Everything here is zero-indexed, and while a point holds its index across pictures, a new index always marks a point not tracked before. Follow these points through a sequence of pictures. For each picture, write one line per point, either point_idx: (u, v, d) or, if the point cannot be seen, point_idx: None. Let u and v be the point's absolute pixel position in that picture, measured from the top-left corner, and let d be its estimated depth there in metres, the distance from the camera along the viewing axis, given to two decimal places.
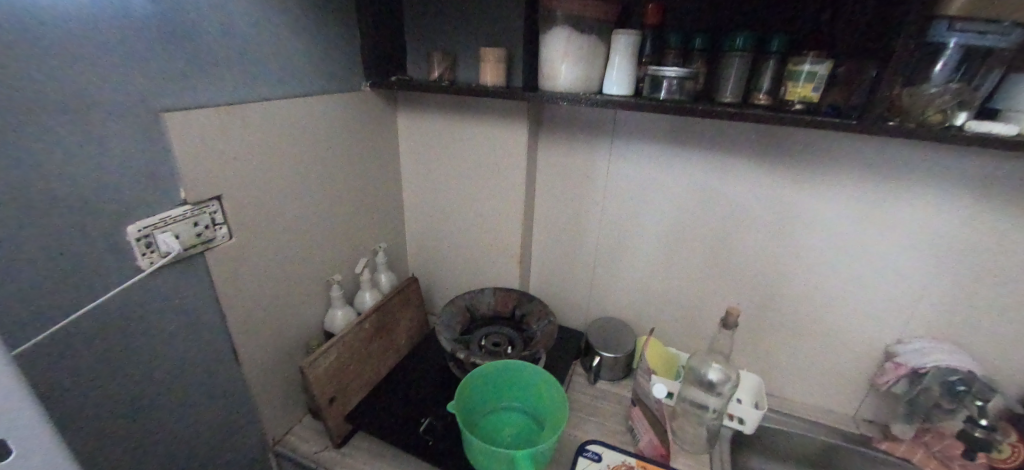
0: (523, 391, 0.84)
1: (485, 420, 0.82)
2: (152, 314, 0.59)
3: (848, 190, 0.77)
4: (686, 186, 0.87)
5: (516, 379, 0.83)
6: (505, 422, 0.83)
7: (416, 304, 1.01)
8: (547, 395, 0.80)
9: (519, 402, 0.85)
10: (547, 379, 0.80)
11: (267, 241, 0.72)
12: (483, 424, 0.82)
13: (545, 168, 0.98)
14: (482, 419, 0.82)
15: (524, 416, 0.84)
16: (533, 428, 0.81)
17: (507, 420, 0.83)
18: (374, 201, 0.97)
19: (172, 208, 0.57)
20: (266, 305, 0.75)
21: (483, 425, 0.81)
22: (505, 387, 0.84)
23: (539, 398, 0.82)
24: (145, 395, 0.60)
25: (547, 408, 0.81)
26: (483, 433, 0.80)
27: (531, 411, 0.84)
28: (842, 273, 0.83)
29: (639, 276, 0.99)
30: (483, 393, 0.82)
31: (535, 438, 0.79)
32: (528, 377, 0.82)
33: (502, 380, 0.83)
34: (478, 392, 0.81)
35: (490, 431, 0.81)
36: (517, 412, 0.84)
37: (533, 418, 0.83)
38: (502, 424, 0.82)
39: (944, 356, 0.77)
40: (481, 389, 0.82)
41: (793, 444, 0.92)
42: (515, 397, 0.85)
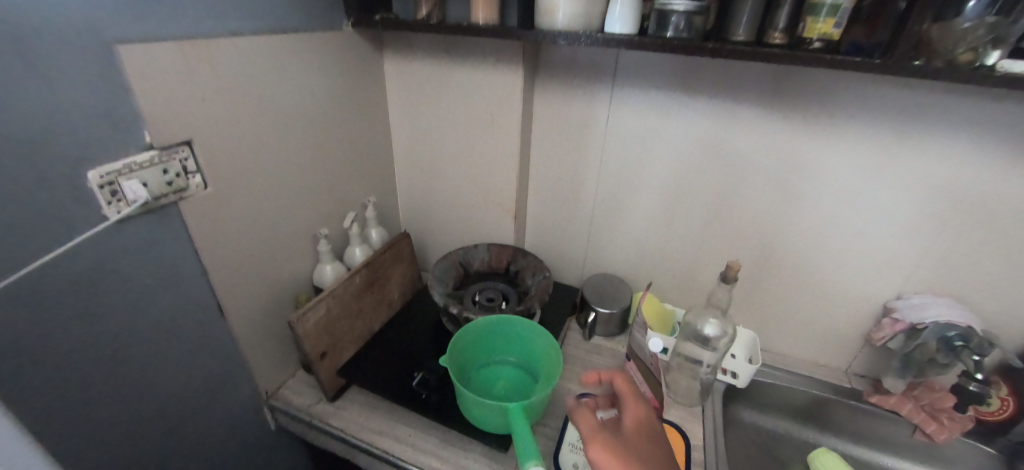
0: (517, 345, 0.83)
1: (479, 374, 0.82)
2: (127, 267, 0.56)
3: (861, 139, 0.72)
4: (689, 136, 0.83)
5: (510, 333, 0.82)
6: (498, 376, 0.82)
7: (408, 259, 0.99)
8: (541, 350, 0.80)
9: (513, 356, 0.84)
10: (541, 333, 0.78)
11: (248, 192, 0.68)
12: (476, 377, 0.81)
13: (541, 117, 0.93)
14: (476, 373, 0.82)
15: (517, 370, 0.83)
16: (526, 382, 0.81)
17: (500, 373, 0.82)
18: (361, 152, 0.92)
19: (136, 153, 0.53)
20: (251, 260, 0.72)
21: (476, 378, 0.81)
22: (498, 341, 0.83)
23: (533, 352, 0.82)
24: (127, 350, 0.58)
25: (541, 362, 0.80)
26: (476, 386, 0.79)
27: (525, 366, 0.83)
28: (847, 227, 0.80)
29: (637, 231, 0.97)
30: (476, 347, 0.81)
31: (528, 391, 0.79)
32: (522, 331, 0.81)
33: (497, 333, 0.82)
34: (472, 345, 0.81)
35: (483, 384, 0.80)
36: (511, 366, 0.84)
37: (527, 372, 0.82)
38: (495, 377, 0.82)
39: (945, 311, 0.76)
40: (474, 343, 0.81)
41: (784, 397, 0.93)
42: (509, 352, 0.84)
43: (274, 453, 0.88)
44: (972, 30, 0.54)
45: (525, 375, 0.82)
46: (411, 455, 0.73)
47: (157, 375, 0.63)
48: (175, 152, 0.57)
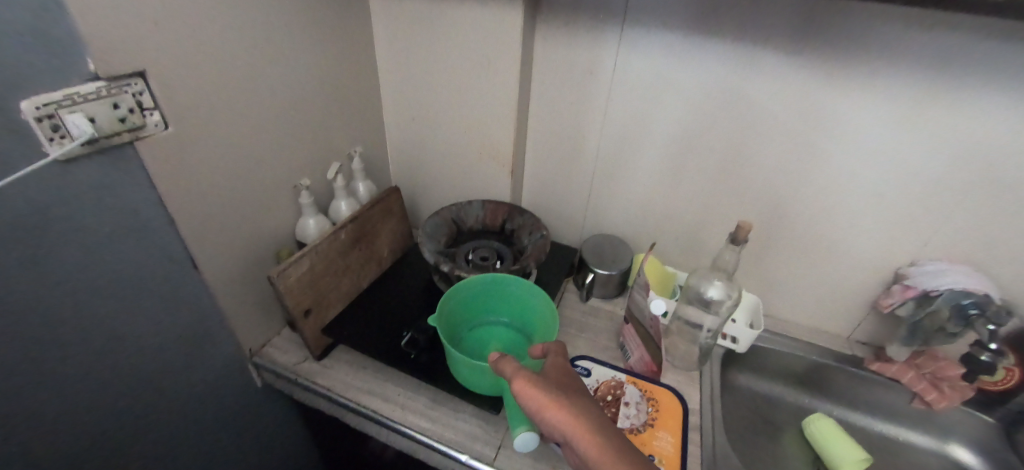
0: (510, 306, 0.80)
1: (470, 334, 0.79)
2: (80, 213, 0.51)
3: (893, 88, 0.66)
4: (702, 85, 0.76)
5: (503, 293, 0.78)
6: (491, 337, 0.79)
7: (398, 215, 0.94)
8: (536, 311, 0.76)
9: (506, 317, 0.81)
10: (537, 293, 0.75)
11: (216, 135, 0.62)
12: (467, 338, 0.78)
13: (541, 63, 0.85)
14: (467, 332, 0.79)
15: (510, 331, 0.80)
16: (519, 343, 0.78)
17: (492, 334, 0.79)
18: (345, 96, 0.85)
19: (80, 83, 0.47)
20: (224, 210, 0.67)
21: (467, 339, 0.78)
22: (490, 301, 0.80)
23: (527, 313, 0.78)
24: (86, 302, 0.54)
25: (536, 323, 0.77)
26: (467, 348, 0.76)
27: (519, 327, 0.80)
28: (866, 188, 0.75)
29: (640, 189, 0.91)
30: (467, 307, 0.78)
31: (521, 352, 0.76)
32: (516, 292, 0.77)
33: (489, 293, 0.78)
34: (462, 305, 0.77)
35: (474, 345, 0.77)
36: (504, 327, 0.80)
37: (521, 333, 0.79)
38: (487, 339, 0.78)
39: (961, 277, 0.72)
40: (465, 303, 0.77)
41: (783, 363, 0.91)
42: (502, 312, 0.81)
43: (261, 410, 0.86)
44: None
45: (518, 336, 0.79)
46: (400, 415, 0.71)
47: (125, 329, 0.59)
48: (126, 84, 0.50)
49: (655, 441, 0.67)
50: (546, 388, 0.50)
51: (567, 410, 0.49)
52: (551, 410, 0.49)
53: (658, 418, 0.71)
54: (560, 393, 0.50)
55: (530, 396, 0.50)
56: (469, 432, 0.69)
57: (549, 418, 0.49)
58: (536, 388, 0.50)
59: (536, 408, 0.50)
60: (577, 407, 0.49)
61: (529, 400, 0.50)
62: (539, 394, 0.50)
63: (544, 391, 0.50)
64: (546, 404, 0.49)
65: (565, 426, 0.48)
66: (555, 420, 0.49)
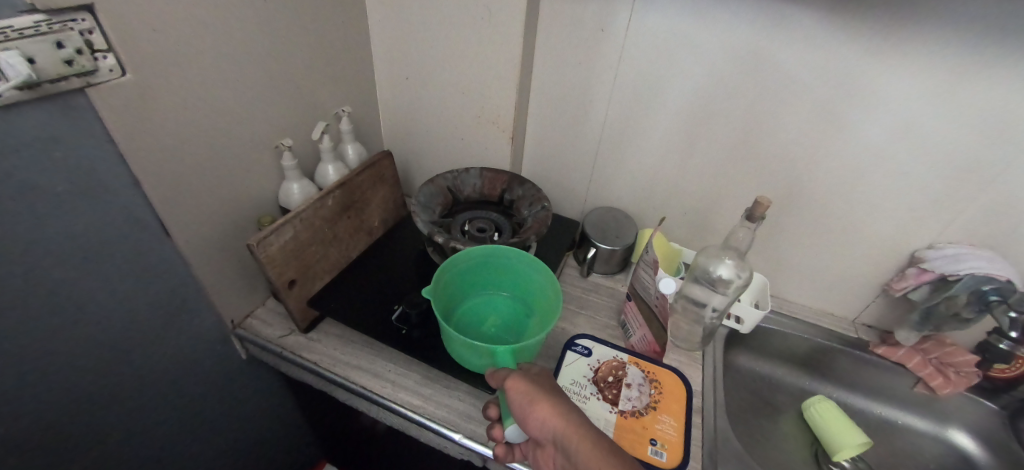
0: (509, 279, 0.76)
1: (466, 308, 0.75)
2: (25, 169, 0.45)
3: (934, 54, 0.60)
4: (724, 45, 0.69)
5: (502, 266, 0.74)
6: (488, 311, 0.75)
7: (390, 183, 0.88)
8: (537, 284, 0.72)
9: (505, 291, 0.77)
10: (537, 266, 0.71)
11: (183, 85, 0.55)
12: (463, 312, 0.74)
13: (548, 17, 0.77)
14: (462, 306, 0.75)
15: (510, 306, 0.76)
16: (519, 318, 0.74)
17: (490, 310, 0.75)
18: (330, 49, 0.77)
19: (13, 16, 0.40)
20: (197, 171, 0.61)
21: (463, 313, 0.74)
22: (488, 274, 0.76)
23: (528, 286, 0.75)
24: (41, 269, 0.49)
25: (536, 297, 0.73)
26: (463, 323, 0.72)
27: (519, 301, 0.76)
28: (891, 165, 0.70)
29: (648, 160, 0.86)
30: (462, 280, 0.74)
31: (522, 327, 0.72)
32: (516, 264, 0.73)
33: (485, 266, 0.74)
34: (457, 278, 0.73)
35: (470, 319, 0.73)
36: (503, 301, 0.77)
37: (521, 308, 0.75)
38: (484, 314, 0.75)
39: (981, 262, 0.68)
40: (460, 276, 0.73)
41: (785, 345, 0.88)
42: (501, 286, 0.77)
43: (246, 382, 0.83)
44: None
45: (518, 311, 0.75)
46: (390, 392, 0.67)
47: (88, 298, 0.54)
48: (71, 20, 0.44)
49: (657, 425, 0.65)
50: (533, 384, 0.51)
51: (554, 406, 0.49)
52: (537, 405, 0.50)
53: (660, 401, 0.68)
54: (547, 391, 0.51)
55: (519, 392, 0.51)
56: (462, 411, 0.65)
57: (536, 414, 0.50)
58: (525, 383, 0.52)
59: (524, 403, 0.51)
60: (563, 401, 0.50)
61: (518, 397, 0.51)
62: (525, 389, 0.51)
63: (533, 387, 0.51)
64: (533, 398, 0.50)
65: (549, 422, 0.49)
66: (540, 411, 0.49)
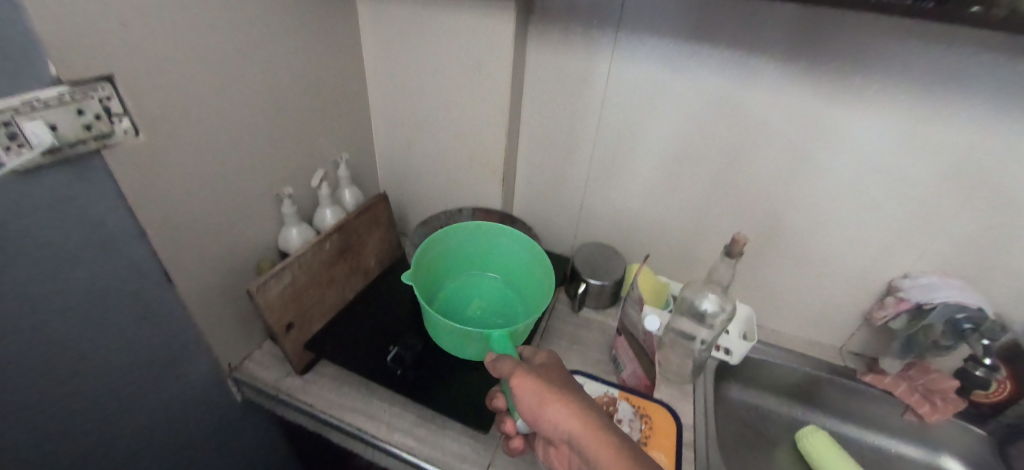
0: (496, 260, 0.87)
1: (454, 292, 0.84)
2: (41, 227, 0.47)
3: (888, 101, 0.65)
4: (697, 93, 0.74)
5: (489, 247, 0.85)
6: (475, 296, 0.84)
7: (386, 224, 0.91)
8: (525, 266, 0.84)
9: (491, 273, 0.88)
10: (527, 247, 0.82)
11: (192, 142, 0.59)
12: (450, 292, 0.83)
13: (534, 69, 0.83)
14: (451, 290, 0.84)
15: (496, 288, 0.86)
16: (505, 300, 0.84)
17: (476, 291, 0.85)
18: (329, 101, 0.82)
19: (41, 89, 0.44)
20: (201, 220, 0.64)
21: (453, 296, 0.83)
22: (475, 255, 0.86)
23: (514, 268, 0.86)
24: (47, 322, 0.51)
25: (523, 278, 0.85)
26: (450, 302, 0.81)
27: (506, 284, 0.87)
28: (861, 200, 0.74)
29: (633, 198, 0.90)
30: (449, 259, 0.84)
31: (505, 309, 0.81)
32: (505, 246, 0.85)
33: (473, 245, 0.85)
34: (443, 257, 0.83)
35: (457, 299, 0.83)
36: (490, 283, 0.87)
37: (504, 294, 0.85)
38: (470, 295, 0.84)
39: (952, 291, 0.71)
40: (447, 255, 0.83)
41: (777, 375, 0.89)
42: (487, 268, 0.87)
43: (241, 427, 0.83)
44: None
45: (504, 293, 0.85)
46: (385, 434, 0.68)
47: (92, 347, 0.56)
48: (92, 89, 0.47)
49: None
50: (545, 382, 0.52)
51: (568, 405, 0.51)
52: (551, 404, 0.51)
53: (651, 437, 0.69)
54: (559, 389, 0.52)
55: (526, 389, 0.52)
56: (457, 452, 0.66)
57: (549, 413, 0.50)
58: (531, 380, 0.53)
59: (536, 402, 0.51)
60: (574, 399, 0.51)
61: (528, 397, 0.52)
62: (536, 389, 0.52)
63: (540, 385, 0.52)
64: (546, 397, 0.51)
65: (565, 421, 0.50)
66: (553, 412, 0.51)
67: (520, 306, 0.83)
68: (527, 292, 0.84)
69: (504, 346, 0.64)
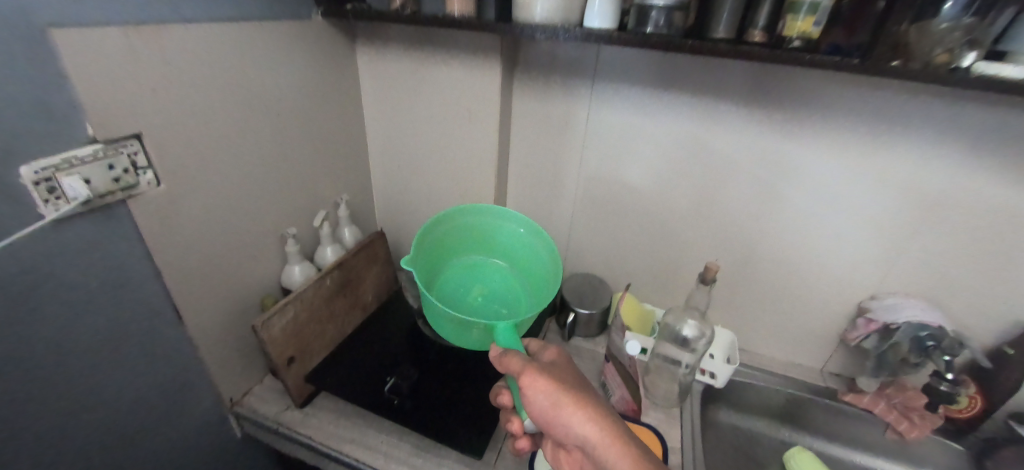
0: (499, 247, 0.82)
1: (454, 276, 0.80)
2: (69, 270, 0.52)
3: (838, 138, 0.72)
4: (668, 134, 0.81)
5: (492, 233, 0.81)
6: (475, 283, 0.80)
7: (384, 260, 0.96)
8: (530, 255, 0.80)
9: (494, 259, 0.83)
10: (533, 235, 0.78)
11: (206, 189, 0.64)
12: (449, 277, 0.79)
13: (520, 114, 0.90)
14: (451, 274, 0.80)
15: (498, 275, 0.82)
16: (508, 289, 0.80)
17: (476, 277, 0.81)
18: (330, 147, 0.89)
19: (77, 147, 0.50)
20: (210, 260, 0.68)
21: (453, 281, 0.79)
22: (476, 240, 0.81)
23: (519, 255, 0.81)
24: (67, 359, 0.54)
25: (528, 267, 0.80)
26: (450, 290, 0.77)
27: (508, 271, 0.82)
28: (825, 228, 0.80)
29: (616, 230, 0.96)
30: (448, 244, 0.79)
31: (508, 301, 0.77)
32: (508, 231, 0.80)
33: (474, 230, 0.81)
34: (442, 242, 0.78)
35: (456, 285, 0.78)
36: (492, 270, 0.82)
37: (507, 283, 0.81)
38: (470, 281, 0.80)
39: (917, 312, 0.75)
40: (447, 240, 0.79)
41: (762, 397, 0.92)
42: (490, 253, 0.83)
43: (240, 463, 0.84)
44: (948, 31, 0.53)
45: (506, 281, 0.81)
46: (382, 464, 0.70)
47: (105, 383, 0.59)
48: (122, 146, 0.53)
49: None
50: (560, 384, 0.51)
51: (585, 408, 0.50)
52: (569, 408, 0.50)
53: None
54: (575, 392, 0.51)
55: (538, 389, 0.51)
56: None
57: (566, 417, 0.50)
58: (544, 380, 0.51)
59: (552, 405, 0.50)
60: (590, 402, 0.51)
61: (545, 401, 0.51)
62: (553, 392, 0.51)
63: (553, 388, 0.51)
64: (563, 402, 0.50)
65: (582, 425, 0.50)
66: (566, 414, 0.50)
67: (523, 294, 0.79)
68: (532, 281, 0.79)
69: (509, 340, 0.61)
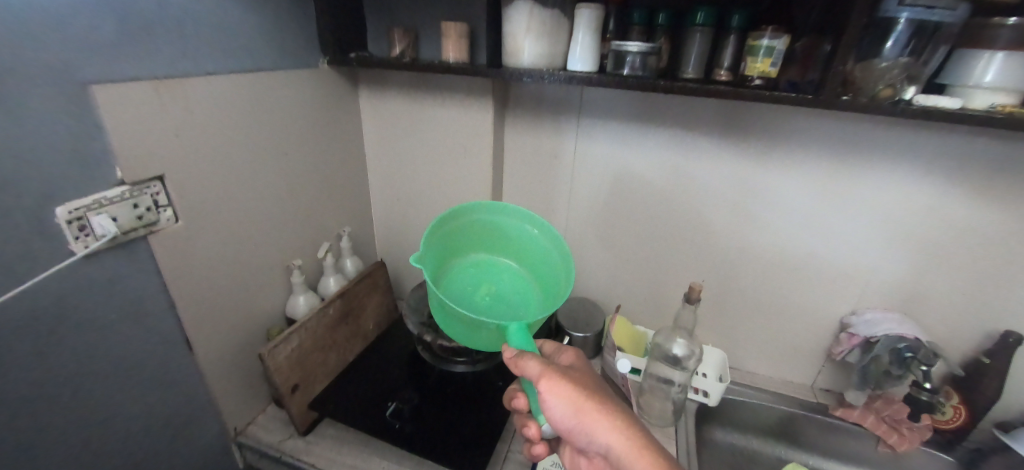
0: (509, 245, 0.74)
1: (460, 271, 0.72)
2: (91, 302, 0.56)
3: (805, 165, 0.77)
4: (649, 162, 0.87)
5: (502, 230, 0.73)
6: (483, 279, 0.72)
7: (384, 289, 1.00)
8: (543, 254, 0.72)
9: (503, 259, 0.75)
10: (547, 233, 0.71)
11: (218, 224, 0.69)
12: (455, 276, 0.71)
13: (512, 148, 0.97)
14: (456, 269, 0.72)
15: (508, 275, 0.74)
16: (519, 290, 0.72)
17: (484, 276, 0.73)
18: (334, 183, 0.94)
19: (107, 189, 0.55)
20: (220, 291, 0.72)
21: (458, 276, 0.71)
22: (484, 237, 0.74)
23: (530, 255, 0.74)
24: (85, 387, 0.57)
25: (540, 268, 0.73)
26: (456, 288, 0.69)
27: (519, 273, 0.74)
28: (803, 248, 0.84)
29: (607, 254, 1.00)
30: (455, 241, 0.71)
31: (519, 301, 0.70)
32: (519, 228, 0.73)
33: (483, 227, 0.73)
34: (449, 238, 0.70)
35: (463, 284, 0.70)
36: (500, 270, 0.74)
37: (518, 281, 0.74)
38: (478, 280, 0.72)
39: (893, 325, 0.79)
40: (453, 236, 0.71)
41: (754, 415, 0.94)
42: (499, 252, 0.75)
43: None
44: (889, 68, 0.59)
45: (517, 282, 0.73)
46: None
47: (117, 410, 0.62)
48: (146, 187, 0.58)
49: None
50: (582, 389, 0.52)
51: (608, 413, 0.51)
52: (591, 413, 0.51)
53: None
54: (596, 397, 0.52)
55: (557, 393, 0.51)
56: None
57: (589, 422, 0.51)
58: (562, 384, 0.52)
59: (575, 410, 0.51)
60: (613, 407, 0.52)
61: (567, 406, 0.51)
62: (575, 396, 0.51)
63: (575, 392, 0.52)
64: (585, 406, 0.51)
65: (606, 429, 0.50)
66: (584, 418, 0.51)
67: (535, 297, 0.71)
68: (545, 284, 0.72)
69: (523, 341, 0.57)
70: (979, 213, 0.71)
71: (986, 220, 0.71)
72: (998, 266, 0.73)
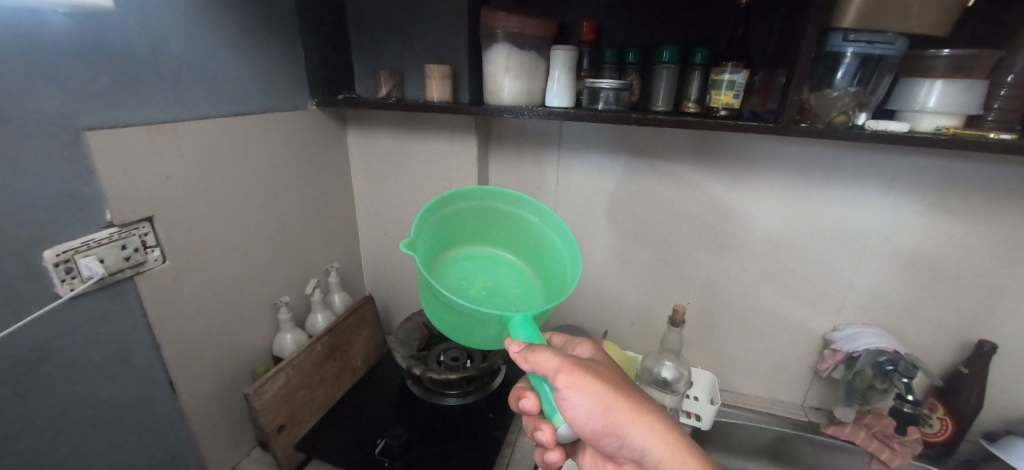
0: (508, 236, 0.70)
1: (451, 265, 0.67)
2: (75, 345, 0.56)
3: (772, 186, 0.81)
4: (626, 187, 0.91)
5: (499, 220, 0.69)
6: (477, 273, 0.67)
7: (373, 323, 0.99)
8: (545, 244, 0.67)
9: (500, 251, 0.71)
10: (547, 221, 0.66)
11: (205, 262, 0.70)
12: (449, 269, 0.66)
13: (496, 179, 1.00)
14: (447, 262, 0.67)
15: (506, 269, 0.69)
16: (518, 285, 0.67)
17: (480, 270, 0.68)
18: (321, 218, 0.95)
19: (96, 230, 0.56)
20: (205, 330, 0.72)
21: (450, 271, 0.66)
22: (477, 227, 0.69)
23: (530, 245, 0.69)
24: (59, 432, 0.56)
25: (540, 257, 0.68)
26: (450, 282, 0.64)
27: (518, 267, 0.70)
28: (781, 266, 0.87)
29: (593, 279, 1.02)
30: (447, 231, 0.66)
31: (519, 295, 0.65)
32: (519, 218, 0.68)
33: (476, 218, 0.68)
34: (440, 228, 0.65)
35: (457, 278, 0.65)
36: (496, 263, 0.70)
37: (518, 273, 0.69)
38: (474, 274, 0.67)
39: (872, 338, 0.80)
40: (444, 225, 0.66)
41: (749, 437, 0.94)
42: (495, 244, 0.71)
43: None
44: (840, 97, 0.64)
45: (517, 276, 0.69)
46: None
47: (92, 457, 0.60)
48: (135, 228, 0.60)
49: None
50: (609, 385, 0.51)
51: (639, 409, 0.50)
52: (621, 409, 0.50)
53: None
54: (624, 392, 0.51)
55: (579, 389, 0.50)
56: None
57: (620, 419, 0.50)
58: (584, 379, 0.50)
59: (603, 407, 0.50)
60: (643, 403, 0.51)
61: (595, 402, 0.49)
62: (603, 392, 0.50)
63: (601, 388, 0.50)
64: (614, 402, 0.50)
65: (638, 425, 0.50)
66: (612, 415, 0.50)
67: (536, 292, 0.67)
68: (547, 277, 0.67)
69: (527, 333, 0.53)
70: (939, 225, 0.74)
71: (946, 235, 0.74)
72: (965, 276, 0.76)
